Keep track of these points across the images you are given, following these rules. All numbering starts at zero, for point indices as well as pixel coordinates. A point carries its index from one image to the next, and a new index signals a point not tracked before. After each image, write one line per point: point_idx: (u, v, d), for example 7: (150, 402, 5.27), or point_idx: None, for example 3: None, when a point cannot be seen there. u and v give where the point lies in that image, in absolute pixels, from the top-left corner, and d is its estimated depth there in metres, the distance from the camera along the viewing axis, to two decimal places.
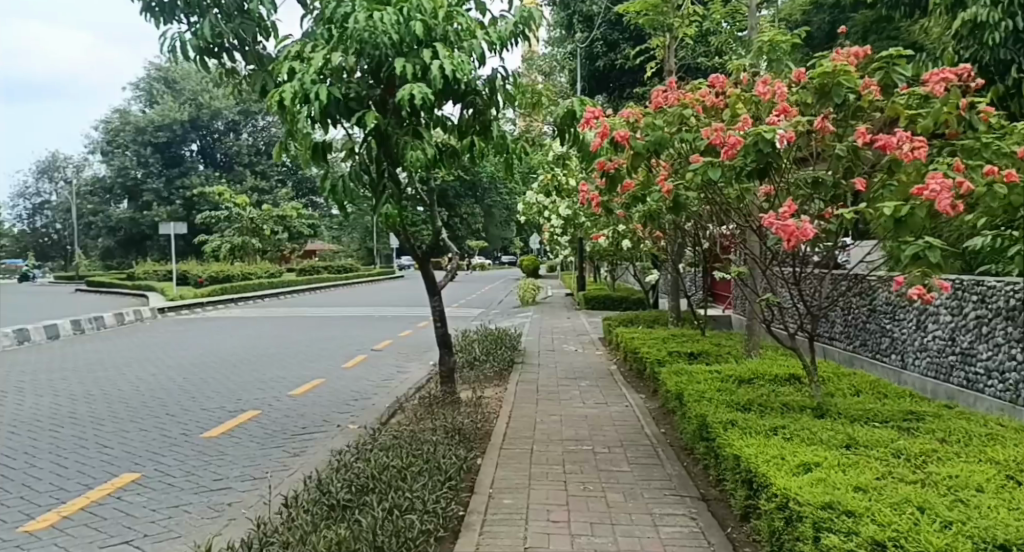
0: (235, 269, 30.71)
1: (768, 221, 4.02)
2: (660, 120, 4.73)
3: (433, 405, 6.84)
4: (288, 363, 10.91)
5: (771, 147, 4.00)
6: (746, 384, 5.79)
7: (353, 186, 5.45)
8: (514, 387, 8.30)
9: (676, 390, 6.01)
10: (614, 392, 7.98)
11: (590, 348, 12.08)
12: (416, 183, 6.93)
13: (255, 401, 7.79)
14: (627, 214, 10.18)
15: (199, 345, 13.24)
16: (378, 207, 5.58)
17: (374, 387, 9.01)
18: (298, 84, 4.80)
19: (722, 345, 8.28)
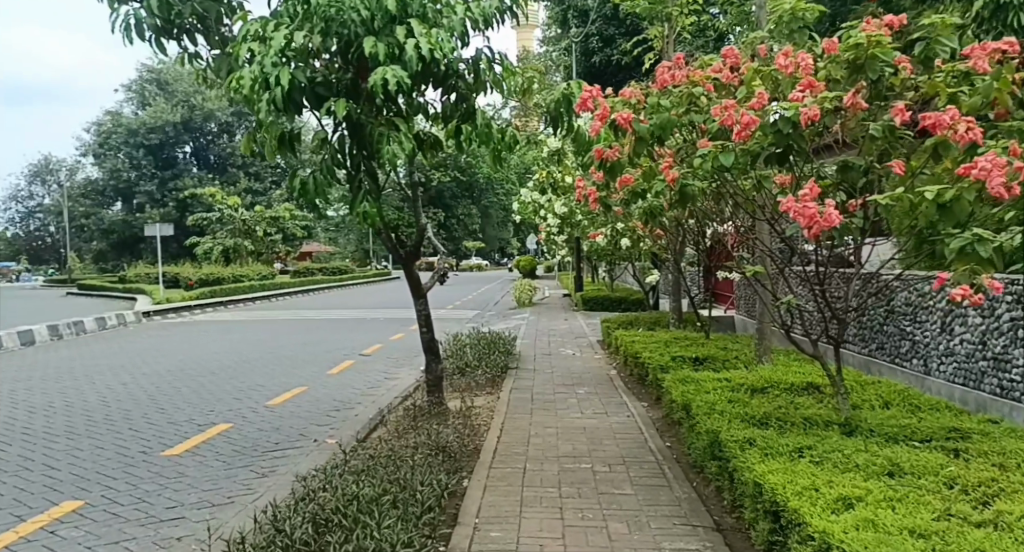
0: (227, 271, 30.15)
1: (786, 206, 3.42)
2: (666, 101, 4.18)
3: (418, 417, 6.30)
4: (270, 370, 10.35)
5: (790, 127, 3.42)
6: (760, 394, 5.27)
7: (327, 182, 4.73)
8: (508, 396, 7.77)
9: (682, 400, 5.47)
10: (614, 401, 7.46)
11: (589, 352, 11.56)
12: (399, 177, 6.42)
13: (228, 413, 7.24)
14: (626, 211, 9.65)
15: (180, 350, 12.68)
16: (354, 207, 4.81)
17: (358, 396, 8.46)
18: (256, 67, 4.25)
19: (729, 349, 7.77)
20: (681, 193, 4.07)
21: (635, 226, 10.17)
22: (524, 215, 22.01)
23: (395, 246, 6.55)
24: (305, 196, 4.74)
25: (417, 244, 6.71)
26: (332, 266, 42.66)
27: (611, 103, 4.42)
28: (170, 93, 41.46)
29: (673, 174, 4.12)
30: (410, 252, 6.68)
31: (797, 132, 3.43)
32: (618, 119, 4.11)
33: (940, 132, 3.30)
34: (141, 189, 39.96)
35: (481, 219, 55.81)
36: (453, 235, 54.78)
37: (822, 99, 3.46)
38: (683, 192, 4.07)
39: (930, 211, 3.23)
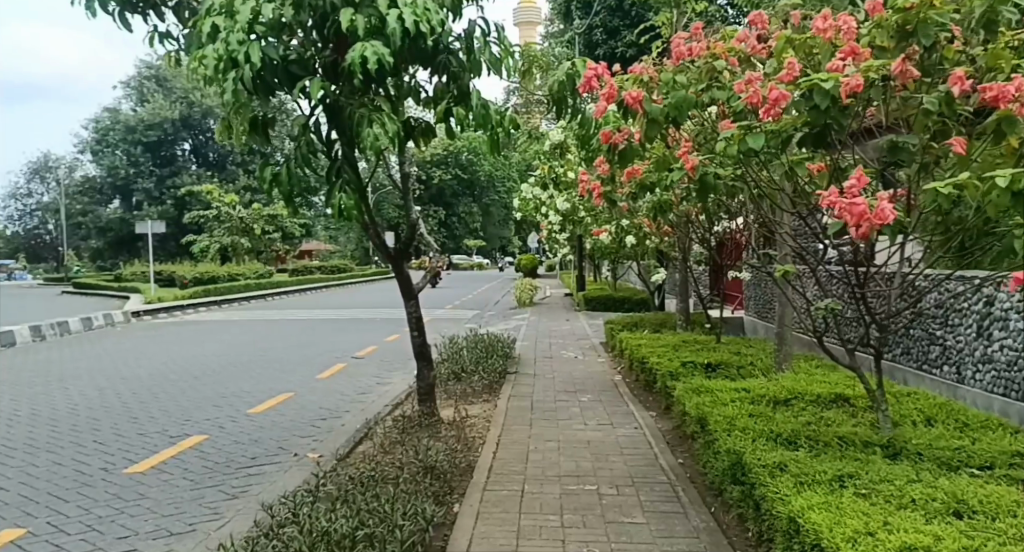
0: (223, 270, 29.67)
1: (828, 201, 2.73)
2: (683, 77, 3.65)
3: (408, 430, 5.81)
4: (256, 374, 9.85)
5: (828, 102, 2.74)
6: (783, 407, 4.77)
7: (302, 174, 4.16)
8: (505, 403, 7.28)
9: (697, 413, 4.97)
10: (619, 409, 6.97)
11: (592, 354, 11.07)
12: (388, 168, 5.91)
13: (205, 423, 6.73)
14: (632, 207, 9.14)
15: (167, 352, 12.19)
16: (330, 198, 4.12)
17: (348, 403, 7.96)
18: (220, 45, 3.62)
19: (742, 354, 7.28)
20: (702, 185, 3.44)
21: (641, 222, 9.66)
22: (525, 213, 21.54)
23: (384, 243, 6.00)
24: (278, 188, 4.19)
25: (408, 243, 6.15)
26: (331, 265, 42.23)
27: (619, 81, 3.84)
28: (168, 90, 41.00)
29: (694, 162, 3.49)
30: (399, 249, 6.11)
31: (840, 108, 2.78)
32: (626, 98, 3.53)
33: (1003, 106, 2.76)
34: (139, 186, 39.51)
35: (483, 217, 55.37)
36: (454, 233, 54.37)
37: (867, 68, 2.92)
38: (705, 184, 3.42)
39: (1003, 200, 2.57)
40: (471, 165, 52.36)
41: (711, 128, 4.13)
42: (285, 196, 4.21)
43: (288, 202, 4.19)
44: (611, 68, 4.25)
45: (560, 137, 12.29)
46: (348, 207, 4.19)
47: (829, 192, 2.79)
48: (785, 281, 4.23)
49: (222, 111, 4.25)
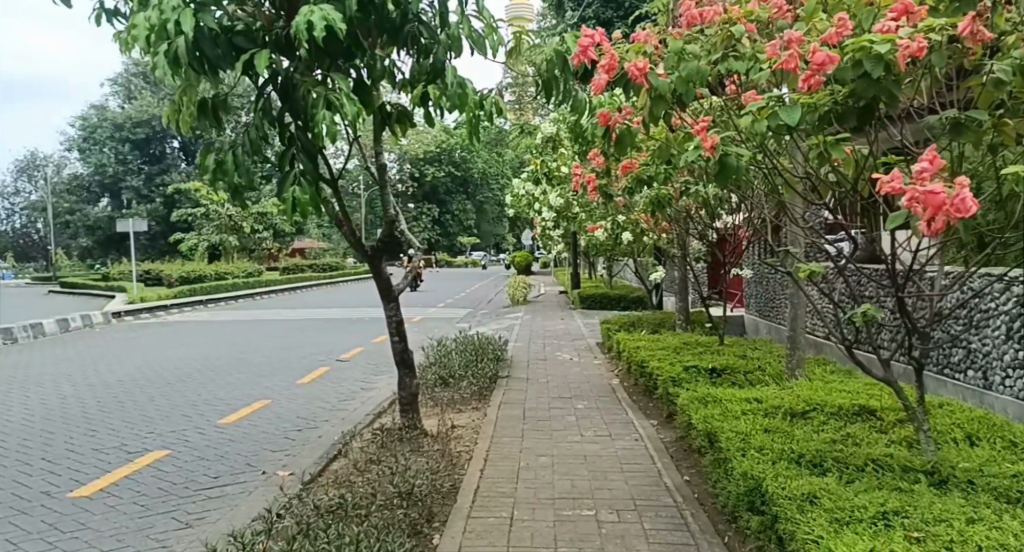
0: (210, 269, 29.03)
1: (892, 189, 2.24)
2: (695, 47, 3.15)
3: (387, 445, 5.30)
4: (233, 380, 9.32)
5: (881, 69, 2.27)
6: (800, 420, 4.30)
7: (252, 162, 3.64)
8: (496, 412, 6.78)
9: (705, 428, 4.47)
10: (616, 419, 6.48)
11: (587, 356, 10.59)
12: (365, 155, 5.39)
13: (169, 436, 6.20)
14: (629, 201, 8.68)
15: (143, 355, 11.63)
16: (281, 190, 3.57)
17: (327, 412, 7.44)
18: (151, 12, 3.10)
19: (749, 358, 6.80)
20: (722, 170, 2.79)
21: (637, 217, 9.22)
22: (518, 209, 21.07)
23: (360, 241, 5.48)
24: (227, 177, 3.67)
25: (387, 241, 5.62)
26: (322, 262, 41.66)
27: (620, 52, 3.35)
28: (157, 85, 40.33)
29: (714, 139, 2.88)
30: (377, 246, 5.60)
31: (892, 76, 2.30)
32: (631, 69, 3.08)
33: None
34: (128, 184, 38.80)
35: (476, 214, 54.84)
36: (447, 230, 53.85)
37: (925, 29, 2.45)
38: (725, 168, 2.78)
39: None
40: (465, 161, 51.87)
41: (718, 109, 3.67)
42: (237, 185, 3.70)
43: (237, 194, 3.66)
44: (611, 35, 3.77)
45: (552, 130, 11.80)
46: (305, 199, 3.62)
47: (892, 177, 2.31)
48: (812, 283, 3.42)
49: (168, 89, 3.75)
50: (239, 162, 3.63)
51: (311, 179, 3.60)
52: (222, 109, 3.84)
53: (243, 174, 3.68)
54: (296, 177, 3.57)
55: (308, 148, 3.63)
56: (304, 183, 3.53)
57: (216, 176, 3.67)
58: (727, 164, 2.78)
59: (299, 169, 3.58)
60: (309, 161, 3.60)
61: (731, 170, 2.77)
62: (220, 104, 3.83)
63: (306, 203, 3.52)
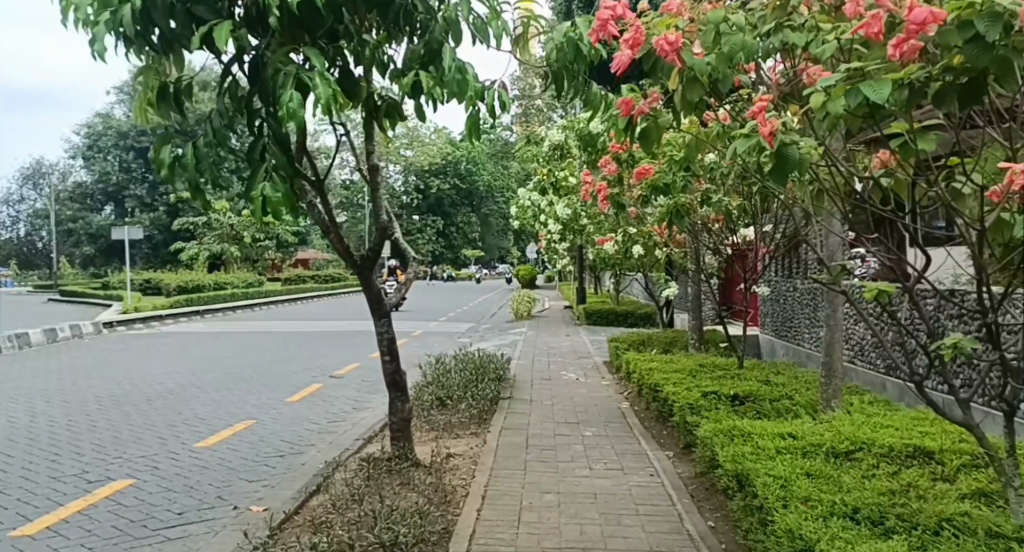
0: (208, 279, 28.54)
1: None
2: (741, 17, 2.67)
3: (372, 479, 4.75)
4: (218, 397, 8.77)
5: (996, 32, 1.73)
6: (847, 463, 3.73)
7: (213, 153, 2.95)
8: (496, 439, 6.22)
9: (734, 468, 3.91)
10: (628, 449, 5.90)
11: (594, 376, 10.03)
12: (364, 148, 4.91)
13: (137, 461, 5.66)
14: (641, 212, 8.36)
15: (128, 368, 11.10)
16: (249, 188, 2.89)
17: (313, 435, 6.88)
18: None
19: (775, 385, 6.24)
20: (776, 160, 2.12)
21: (648, 231, 8.72)
22: (522, 220, 20.61)
23: (348, 249, 4.94)
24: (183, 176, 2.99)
25: (378, 249, 5.07)
26: (324, 274, 41.22)
27: (649, 27, 2.86)
28: None
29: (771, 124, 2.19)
30: (368, 255, 5.07)
31: (1011, 44, 1.75)
32: (659, 42, 2.56)
33: None
34: (132, 192, 38.54)
35: (480, 227, 54.39)
36: (451, 243, 53.43)
37: None
38: (778, 157, 2.12)
39: None
40: (470, 174, 51.59)
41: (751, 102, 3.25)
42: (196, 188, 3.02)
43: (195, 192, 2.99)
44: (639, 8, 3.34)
45: (560, 137, 11.31)
46: (274, 199, 2.84)
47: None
48: (880, 305, 2.78)
49: (133, 70, 3.25)
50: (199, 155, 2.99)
51: (286, 177, 2.90)
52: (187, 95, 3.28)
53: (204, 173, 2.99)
54: (267, 172, 2.87)
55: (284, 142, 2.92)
56: (275, 180, 2.83)
57: (175, 173, 3.10)
58: (783, 155, 2.10)
59: (271, 162, 2.88)
60: (282, 154, 2.90)
61: (791, 162, 2.09)
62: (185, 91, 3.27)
63: (278, 205, 2.83)
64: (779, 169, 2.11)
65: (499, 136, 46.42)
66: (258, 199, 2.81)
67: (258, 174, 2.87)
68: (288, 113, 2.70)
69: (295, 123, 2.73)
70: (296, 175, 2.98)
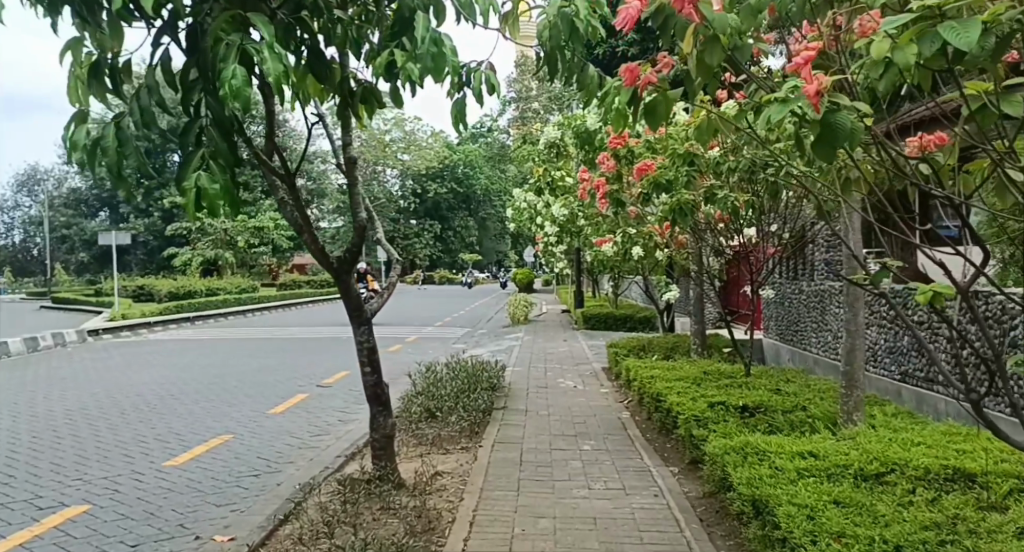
0: (200, 285, 28.07)
1: None
2: None
3: (350, 503, 4.31)
4: (197, 409, 8.34)
5: None
6: (881, 489, 3.31)
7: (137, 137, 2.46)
8: (489, 455, 5.78)
9: (749, 493, 3.48)
10: (630, 464, 5.46)
11: (592, 383, 9.60)
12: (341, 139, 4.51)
13: (98, 484, 5.22)
14: (641, 211, 7.95)
15: (106, 379, 10.65)
16: (179, 178, 2.38)
17: (293, 451, 6.43)
18: None
19: (787, 395, 5.82)
20: (822, 125, 1.70)
21: (648, 231, 8.32)
22: (519, 222, 20.19)
23: (323, 251, 4.51)
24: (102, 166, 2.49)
25: (355, 250, 4.64)
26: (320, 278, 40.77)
27: None
28: None
29: (816, 84, 1.77)
30: (345, 257, 4.64)
31: None
32: None
33: None
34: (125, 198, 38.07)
35: (477, 230, 53.99)
36: (449, 246, 53.07)
37: None
38: (825, 122, 1.70)
39: None
40: (468, 178, 51.19)
41: (771, 77, 2.82)
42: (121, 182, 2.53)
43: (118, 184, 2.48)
44: None
45: (557, 135, 10.89)
46: (210, 190, 2.33)
47: None
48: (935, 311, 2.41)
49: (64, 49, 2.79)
50: (122, 138, 2.47)
51: (226, 166, 2.42)
52: (125, 76, 2.75)
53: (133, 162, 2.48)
54: (202, 160, 2.39)
55: (226, 126, 2.45)
56: (212, 169, 2.34)
57: (95, 162, 2.53)
58: (833, 119, 1.68)
59: (209, 148, 2.41)
60: (222, 140, 2.44)
61: (841, 128, 1.67)
62: (123, 70, 2.74)
63: (213, 198, 2.32)
64: (826, 137, 1.68)
65: (496, 140, 46.07)
66: (191, 191, 2.31)
67: (191, 161, 2.40)
68: (231, 93, 2.11)
69: (239, 105, 2.13)
70: (240, 168, 2.48)
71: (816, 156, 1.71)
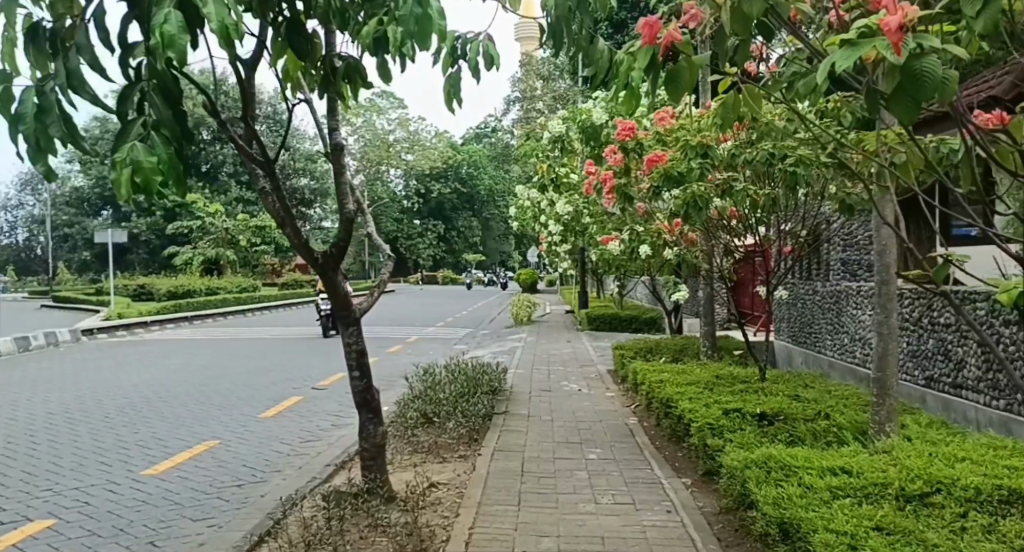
0: (200, 284, 27.75)
1: None
2: None
3: (335, 520, 3.95)
4: (185, 412, 8.00)
5: None
6: (927, 514, 2.92)
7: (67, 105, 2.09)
8: (488, 465, 5.40)
9: (776, 516, 3.10)
10: (639, 477, 5.08)
11: (597, 386, 9.23)
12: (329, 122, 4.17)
13: (69, 496, 4.89)
14: (649, 206, 7.59)
15: (94, 380, 10.33)
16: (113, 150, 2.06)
17: (280, 459, 6.06)
18: None
19: (806, 402, 5.43)
20: (905, 75, 1.38)
21: (657, 228, 7.97)
22: (523, 221, 19.84)
23: (307, 245, 4.15)
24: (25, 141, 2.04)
25: (343, 245, 4.26)
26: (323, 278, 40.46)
27: None
28: None
29: (898, 18, 1.41)
30: (331, 252, 4.26)
31: None
32: None
33: None
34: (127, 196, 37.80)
35: (481, 230, 53.65)
36: (452, 246, 52.73)
37: None
38: (910, 69, 1.37)
39: None
40: (471, 177, 50.80)
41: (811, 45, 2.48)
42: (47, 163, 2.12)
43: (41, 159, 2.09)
44: None
45: (561, 129, 10.51)
46: (148, 163, 1.98)
47: None
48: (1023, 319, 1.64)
49: None
50: (45, 105, 2.05)
51: (171, 139, 2.11)
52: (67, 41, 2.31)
53: (62, 135, 2.06)
54: (142, 131, 2.08)
55: (172, 92, 2.14)
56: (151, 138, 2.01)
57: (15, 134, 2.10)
58: (921, 66, 1.36)
59: (152, 118, 2.10)
60: (166, 109, 2.13)
61: (932, 77, 1.34)
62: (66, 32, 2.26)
63: (149, 173, 1.96)
64: (911, 88, 1.35)
65: (501, 139, 45.77)
66: (124, 166, 1.95)
67: (130, 132, 2.08)
68: (162, 41, 1.80)
69: (173, 55, 1.82)
70: (190, 142, 2.17)
71: (897, 111, 1.38)
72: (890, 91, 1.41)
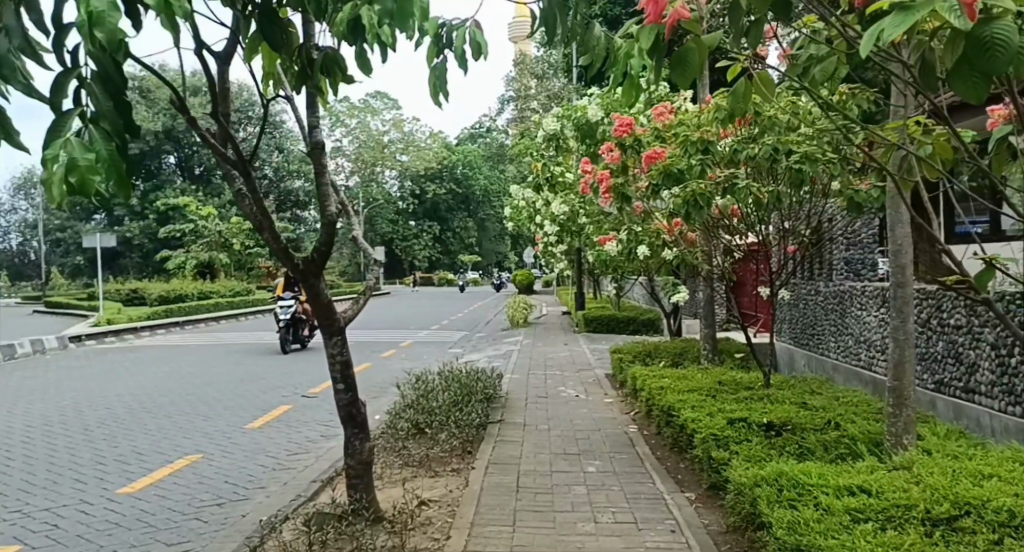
0: (192, 288, 27.43)
1: None
2: None
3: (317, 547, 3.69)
4: (168, 423, 7.73)
5: None
6: (958, 541, 2.68)
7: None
8: (482, 479, 5.15)
9: (792, 543, 2.85)
10: (641, 491, 4.83)
11: (595, 392, 8.99)
12: (310, 118, 3.92)
13: (38, 519, 4.61)
14: (648, 206, 7.34)
15: (77, 389, 10.04)
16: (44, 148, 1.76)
17: (265, 474, 5.80)
18: None
19: (814, 410, 5.20)
20: (972, 40, 1.19)
21: (655, 229, 7.73)
22: (518, 222, 19.63)
23: (286, 251, 3.87)
24: None
25: (325, 251, 3.98)
26: None
27: None
28: None
29: None
30: (313, 259, 3.98)
31: None
32: None
33: None
34: None
35: (477, 231, 53.43)
36: (448, 247, 52.48)
37: None
38: (978, 35, 1.18)
39: None
40: (466, 178, 50.57)
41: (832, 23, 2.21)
42: None
43: None
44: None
45: (556, 128, 10.26)
46: (84, 162, 1.69)
47: None
48: None
49: None
50: None
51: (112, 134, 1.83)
52: None
53: None
54: (78, 125, 1.79)
55: (114, 82, 1.84)
56: (87, 132, 1.73)
57: None
58: (991, 31, 1.16)
59: (90, 110, 1.80)
60: (107, 99, 1.84)
61: (1006, 48, 1.14)
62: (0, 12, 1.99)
63: (84, 173, 1.67)
64: (980, 62, 1.16)
65: (496, 140, 45.62)
66: (55, 164, 1.67)
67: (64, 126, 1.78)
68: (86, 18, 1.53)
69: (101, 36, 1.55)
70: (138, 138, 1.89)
71: (964, 86, 1.21)
72: (953, 62, 1.23)
